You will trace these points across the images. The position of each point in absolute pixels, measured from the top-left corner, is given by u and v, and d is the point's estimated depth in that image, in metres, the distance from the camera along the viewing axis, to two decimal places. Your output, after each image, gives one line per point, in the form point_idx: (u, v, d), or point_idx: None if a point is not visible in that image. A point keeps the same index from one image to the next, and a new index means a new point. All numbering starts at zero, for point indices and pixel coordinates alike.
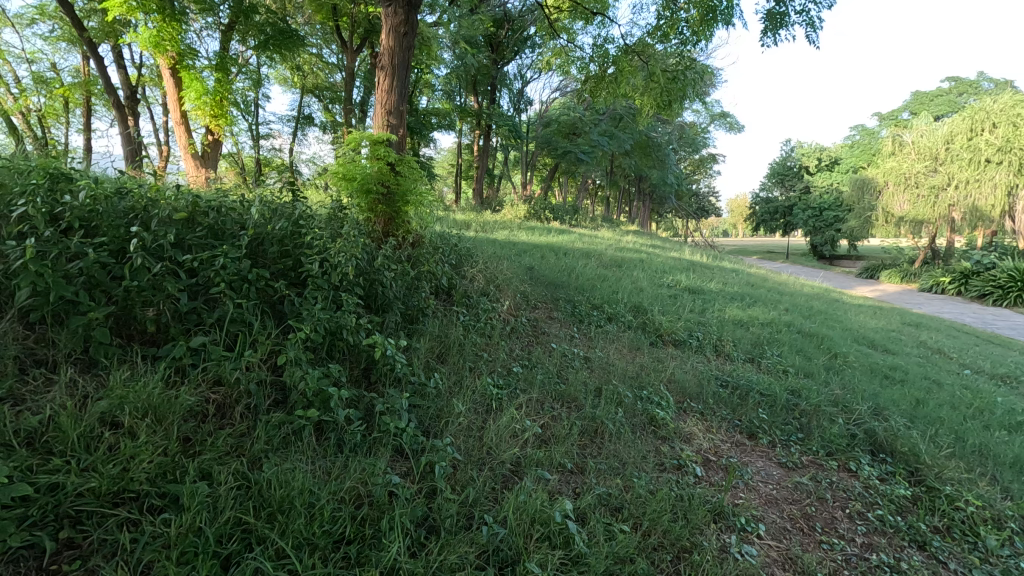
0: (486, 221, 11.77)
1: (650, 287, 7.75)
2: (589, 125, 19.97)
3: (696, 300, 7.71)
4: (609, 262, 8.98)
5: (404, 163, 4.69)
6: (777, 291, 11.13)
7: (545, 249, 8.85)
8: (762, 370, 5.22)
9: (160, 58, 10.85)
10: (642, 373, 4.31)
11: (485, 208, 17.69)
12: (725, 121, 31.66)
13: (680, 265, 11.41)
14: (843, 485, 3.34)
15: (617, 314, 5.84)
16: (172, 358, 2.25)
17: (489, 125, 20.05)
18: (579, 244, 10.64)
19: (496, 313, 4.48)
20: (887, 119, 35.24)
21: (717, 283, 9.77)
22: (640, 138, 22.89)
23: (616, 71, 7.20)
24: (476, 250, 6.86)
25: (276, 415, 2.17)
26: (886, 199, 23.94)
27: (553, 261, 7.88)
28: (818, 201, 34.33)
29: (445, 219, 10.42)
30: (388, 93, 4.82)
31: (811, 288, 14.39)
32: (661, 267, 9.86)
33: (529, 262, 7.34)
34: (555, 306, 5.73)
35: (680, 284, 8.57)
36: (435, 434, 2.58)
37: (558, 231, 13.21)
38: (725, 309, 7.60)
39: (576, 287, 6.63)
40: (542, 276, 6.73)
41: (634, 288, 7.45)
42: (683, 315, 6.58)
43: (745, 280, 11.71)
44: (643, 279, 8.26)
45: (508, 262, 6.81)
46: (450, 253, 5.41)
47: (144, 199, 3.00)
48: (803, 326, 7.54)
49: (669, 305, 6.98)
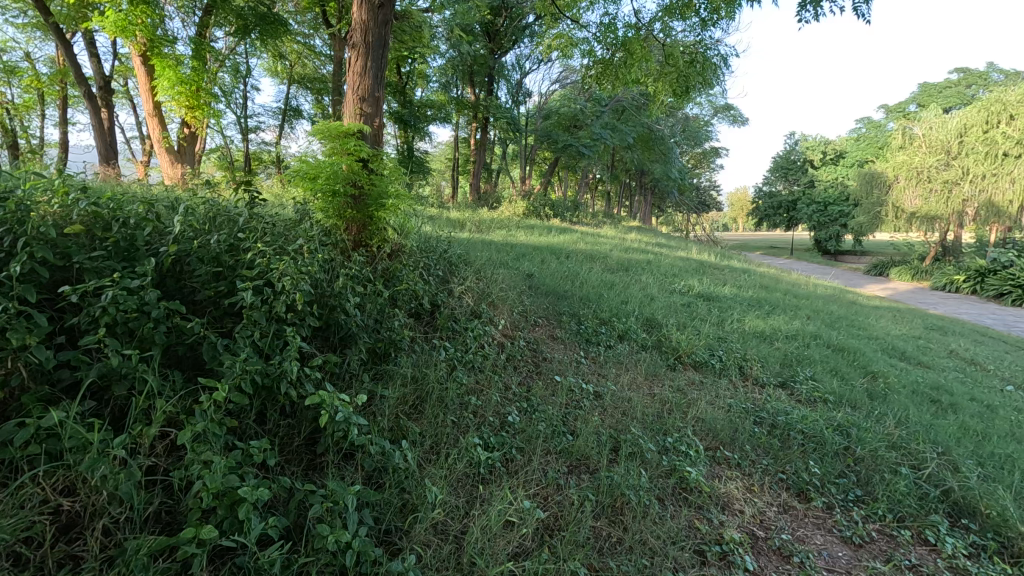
0: (482, 220, 11.01)
1: (661, 295, 7.05)
2: (590, 118, 19.19)
3: (711, 309, 7.00)
4: (615, 266, 8.27)
5: (379, 160, 3.95)
6: (792, 295, 10.41)
7: (545, 251, 8.12)
8: (796, 400, 4.53)
9: (131, 44, 10.05)
10: (662, 413, 3.60)
11: (483, 205, 16.94)
12: (728, 114, 30.83)
13: (689, 266, 10.67)
14: (928, 570, 2.65)
15: (627, 331, 5.13)
16: (6, 449, 1.54)
17: (486, 117, 19.27)
18: (580, 244, 9.90)
19: (488, 338, 3.76)
20: (893, 111, 34.47)
21: (729, 287, 9.07)
22: (643, 130, 22.11)
23: (627, 55, 6.46)
24: (468, 255, 6.13)
25: (153, 542, 1.47)
26: (896, 194, 23.20)
27: (554, 266, 7.17)
28: (824, 195, 33.55)
29: (436, 219, 9.66)
30: (362, 76, 4.06)
31: (825, 288, 13.68)
32: (670, 270, 9.13)
33: (528, 269, 6.62)
34: (557, 322, 5.01)
35: (693, 290, 7.85)
36: (399, 541, 1.89)
37: (558, 229, 12.46)
38: (743, 319, 6.88)
39: (580, 298, 5.93)
40: (543, 286, 6.02)
41: (643, 296, 6.75)
42: (700, 329, 5.88)
43: (758, 282, 10.99)
44: (653, 285, 7.52)
45: (504, 269, 6.06)
46: (438, 261, 4.70)
47: (18, 207, 2.26)
48: (829, 338, 6.85)
49: (683, 316, 6.28)
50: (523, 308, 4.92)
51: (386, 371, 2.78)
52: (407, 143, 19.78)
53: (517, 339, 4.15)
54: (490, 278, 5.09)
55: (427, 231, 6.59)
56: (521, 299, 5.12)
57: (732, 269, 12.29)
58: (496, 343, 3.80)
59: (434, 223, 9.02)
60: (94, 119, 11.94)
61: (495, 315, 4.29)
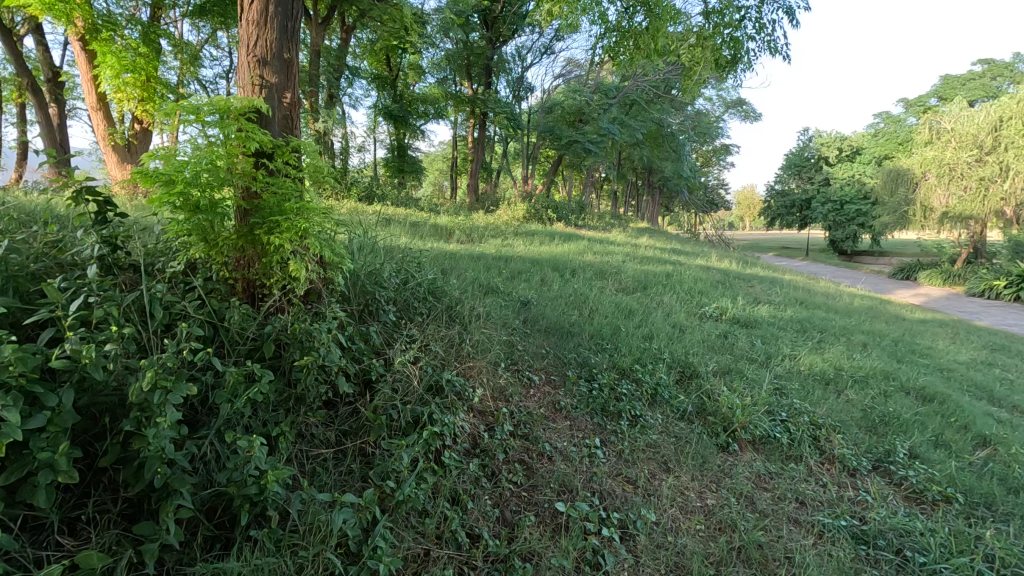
0: (475, 226, 9.61)
1: (690, 325, 5.65)
2: (597, 112, 17.40)
3: (753, 341, 5.58)
4: (629, 283, 6.86)
5: (286, 155, 2.57)
6: (834, 312, 8.95)
7: (545, 267, 6.71)
8: (904, 500, 3.16)
9: (66, 27, 8.68)
10: (731, 566, 2.25)
11: (480, 208, 15.55)
12: (740, 109, 29.28)
13: (713, 278, 9.25)
14: None
15: (656, 389, 3.73)
16: None
17: (484, 113, 17.84)
18: (587, 255, 8.47)
19: (450, 435, 2.39)
20: (913, 105, 32.71)
21: (765, 306, 7.63)
22: (652, 125, 20.62)
23: (654, 16, 5.05)
24: (443, 278, 4.74)
25: None
26: (924, 192, 21.61)
27: (556, 289, 5.76)
28: (840, 194, 32.01)
29: (419, 228, 8.26)
30: (258, 25, 2.66)
31: (862, 299, 12.24)
32: (693, 286, 7.72)
33: (522, 293, 5.23)
34: (561, 381, 3.63)
35: (727, 314, 6.41)
36: None
37: (564, 235, 11.02)
38: (793, 353, 5.47)
39: (589, 335, 4.53)
40: (541, 318, 4.62)
41: (667, 328, 5.33)
42: (747, 374, 4.48)
43: (792, 296, 9.55)
44: (679, 310, 6.10)
45: (492, 298, 4.66)
46: (388, 295, 3.34)
47: None
48: (905, 378, 5.41)
49: (721, 356, 4.87)
50: (512, 361, 3.57)
51: (217, 567, 1.48)
52: (399, 141, 18.39)
53: (501, 421, 2.80)
54: (468, 316, 3.72)
55: (391, 248, 5.22)
56: (509, 346, 3.75)
57: (759, 280, 10.83)
58: (463, 441, 2.46)
59: (412, 234, 7.61)
60: (40, 117, 10.58)
61: (469, 386, 2.94)
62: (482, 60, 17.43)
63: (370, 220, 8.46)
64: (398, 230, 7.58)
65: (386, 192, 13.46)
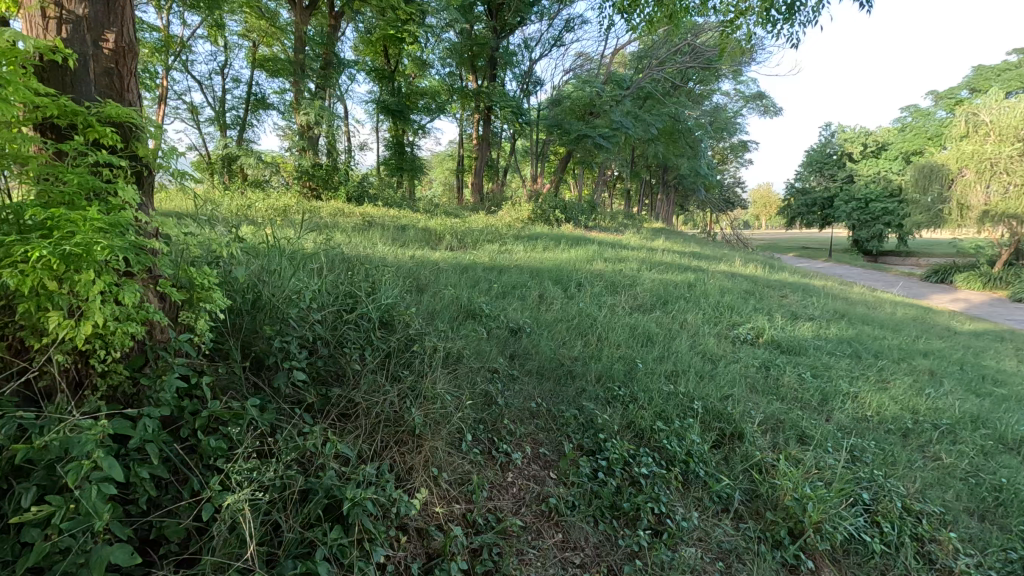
0: (470, 229, 8.58)
1: (722, 355, 4.56)
2: (609, 104, 16.36)
3: (802, 376, 4.49)
4: (646, 297, 5.80)
5: (96, 132, 1.59)
6: (881, 328, 7.78)
7: (544, 279, 5.66)
8: None
9: None
10: None
11: (483, 209, 14.51)
12: (759, 103, 27.91)
13: (741, 288, 8.13)
14: None
15: (687, 464, 2.72)
16: None
17: (488, 108, 16.82)
18: (596, 262, 7.39)
19: None
20: (944, 97, 30.93)
21: (806, 323, 6.49)
22: (668, 120, 19.42)
23: None
24: (408, 301, 3.71)
25: None
26: (962, 189, 20.08)
27: (556, 308, 4.71)
28: (864, 191, 30.51)
29: (403, 233, 7.24)
30: None
31: (904, 309, 10.99)
32: (719, 299, 6.62)
33: (512, 317, 4.20)
34: (554, 456, 2.64)
35: (764, 337, 5.33)
36: None
37: (572, 239, 9.95)
38: (853, 390, 4.38)
39: (595, 375, 3.50)
40: (533, 354, 3.61)
41: (693, 359, 4.26)
42: (804, 427, 3.42)
43: (830, 308, 8.38)
44: (706, 334, 5.04)
45: (472, 328, 3.66)
46: (302, 341, 2.38)
47: None
48: (998, 423, 4.29)
49: (765, 401, 3.80)
50: (485, 428, 2.59)
51: None
52: (397, 138, 17.45)
53: (452, 552, 1.86)
54: (427, 363, 2.74)
55: (347, 265, 4.22)
56: (484, 404, 2.77)
57: (790, 288, 9.68)
58: None
59: (393, 240, 6.59)
60: None
61: (408, 491, 1.99)
62: (485, 51, 16.39)
63: (349, 224, 7.46)
64: (377, 236, 6.57)
65: (380, 192, 12.49)
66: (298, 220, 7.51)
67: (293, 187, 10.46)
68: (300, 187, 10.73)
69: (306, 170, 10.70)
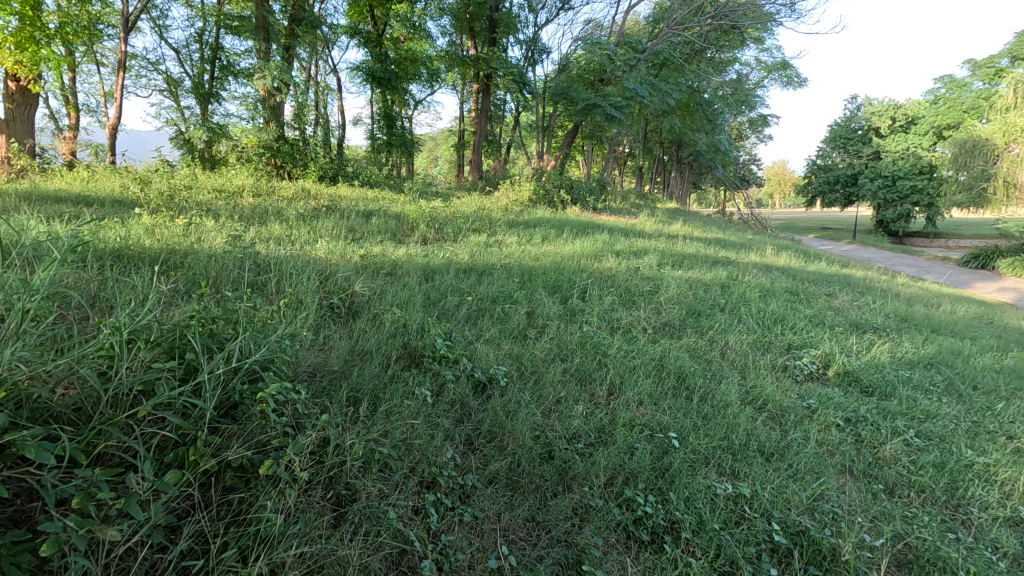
0: (454, 215, 7.15)
1: (789, 407, 3.15)
2: (621, 69, 14.60)
3: (907, 439, 3.07)
4: (671, 309, 4.36)
5: None
6: (957, 338, 6.30)
7: (537, 288, 4.25)
8: None
9: None
10: None
11: (480, 190, 13.06)
12: (783, 74, 25.90)
13: (783, 288, 6.65)
14: None
15: None
16: None
17: (487, 76, 15.16)
18: (606, 258, 5.94)
19: None
20: (985, 64, 28.57)
21: (878, 340, 5.03)
22: (685, 90, 17.66)
23: None
24: (305, 348, 2.36)
25: None
26: (1010, 165, 18.20)
27: (549, 337, 3.31)
28: (891, 168, 28.68)
29: (364, 223, 5.79)
30: None
31: (966, 306, 9.42)
32: (763, 308, 5.17)
33: (481, 358, 2.82)
34: None
35: (836, 369, 3.90)
36: None
37: (578, 225, 8.46)
38: (985, 459, 2.97)
39: (604, 475, 2.14)
40: (503, 429, 2.26)
41: (752, 421, 2.86)
42: (957, 566, 2.05)
43: (890, 310, 6.89)
44: (761, 369, 3.61)
45: (399, 392, 2.28)
46: None
47: None
48: None
49: (876, 503, 2.41)
50: None
51: None
52: (386, 109, 15.82)
53: None
54: (276, 509, 1.46)
55: (236, 289, 2.84)
56: None
57: (836, 285, 8.16)
58: None
59: (347, 233, 5.19)
60: None
61: None
62: (483, 11, 14.61)
63: (300, 210, 6.04)
64: (327, 228, 5.16)
65: (360, 172, 11.02)
66: (239, 205, 6.13)
67: (253, 164, 9.03)
68: (262, 163, 9.27)
69: (269, 145, 9.23)
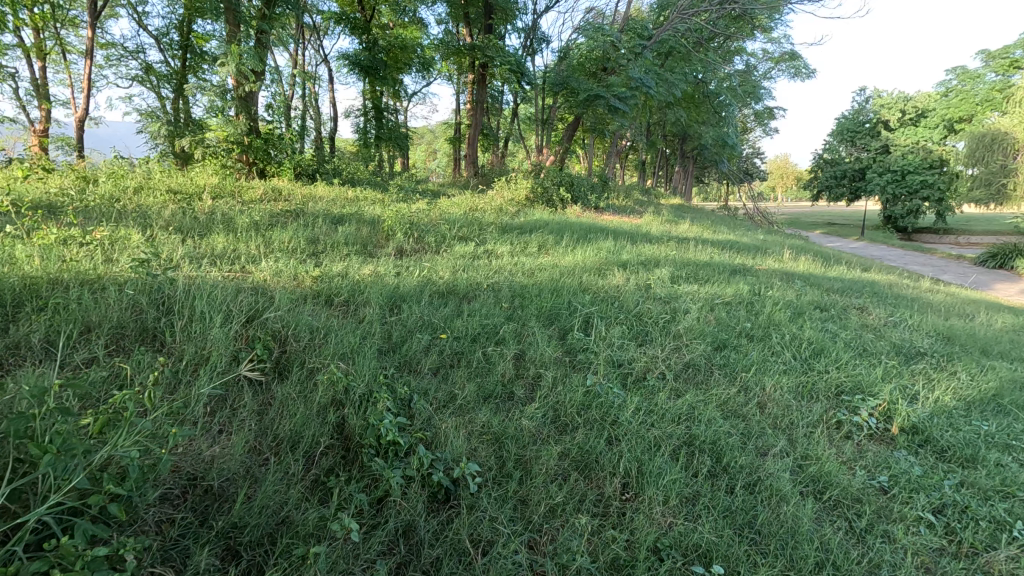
0: (439, 220, 6.30)
1: (860, 494, 2.37)
2: (626, 57, 13.67)
3: (1019, 537, 2.28)
4: (692, 344, 3.57)
5: None
6: (1013, 362, 5.48)
7: (529, 319, 3.46)
8: None
9: None
10: None
11: (474, 187, 12.20)
12: (792, 65, 24.96)
13: (812, 304, 5.81)
14: None
15: None
16: None
17: (482, 65, 14.28)
18: (612, 273, 5.13)
19: None
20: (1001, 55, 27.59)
21: (936, 375, 4.20)
22: (692, 81, 16.72)
23: None
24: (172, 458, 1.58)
25: None
26: None
27: (542, 398, 2.53)
28: (900, 162, 27.73)
29: (330, 232, 4.96)
30: None
31: (1004, 316, 8.57)
32: (798, 334, 4.37)
33: (446, 442, 2.03)
34: None
35: (902, 424, 3.10)
36: None
37: (579, 229, 7.61)
38: None
39: None
40: None
41: (816, 525, 2.09)
42: None
43: (933, 329, 6.05)
44: (812, 430, 2.82)
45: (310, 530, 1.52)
46: None
47: None
48: None
49: None
50: None
51: None
52: (376, 101, 14.93)
53: None
54: None
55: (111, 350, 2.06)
56: None
57: (867, 296, 7.31)
58: None
59: (308, 245, 4.39)
60: None
61: None
62: None
63: (259, 215, 5.22)
64: (284, 240, 4.36)
65: (342, 170, 10.15)
66: (190, 210, 5.32)
67: (221, 162, 8.17)
68: (232, 160, 8.42)
69: (239, 139, 8.38)
